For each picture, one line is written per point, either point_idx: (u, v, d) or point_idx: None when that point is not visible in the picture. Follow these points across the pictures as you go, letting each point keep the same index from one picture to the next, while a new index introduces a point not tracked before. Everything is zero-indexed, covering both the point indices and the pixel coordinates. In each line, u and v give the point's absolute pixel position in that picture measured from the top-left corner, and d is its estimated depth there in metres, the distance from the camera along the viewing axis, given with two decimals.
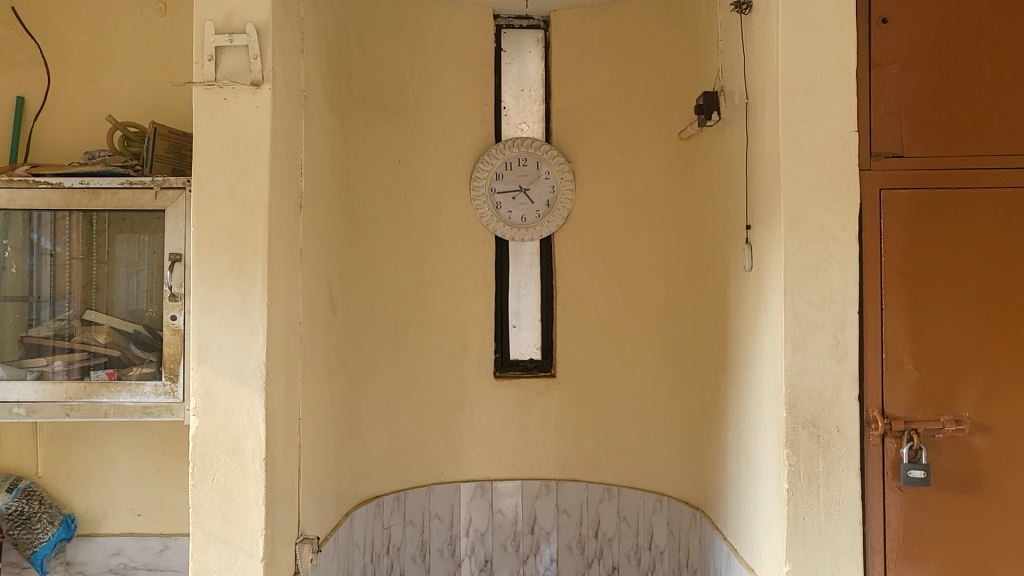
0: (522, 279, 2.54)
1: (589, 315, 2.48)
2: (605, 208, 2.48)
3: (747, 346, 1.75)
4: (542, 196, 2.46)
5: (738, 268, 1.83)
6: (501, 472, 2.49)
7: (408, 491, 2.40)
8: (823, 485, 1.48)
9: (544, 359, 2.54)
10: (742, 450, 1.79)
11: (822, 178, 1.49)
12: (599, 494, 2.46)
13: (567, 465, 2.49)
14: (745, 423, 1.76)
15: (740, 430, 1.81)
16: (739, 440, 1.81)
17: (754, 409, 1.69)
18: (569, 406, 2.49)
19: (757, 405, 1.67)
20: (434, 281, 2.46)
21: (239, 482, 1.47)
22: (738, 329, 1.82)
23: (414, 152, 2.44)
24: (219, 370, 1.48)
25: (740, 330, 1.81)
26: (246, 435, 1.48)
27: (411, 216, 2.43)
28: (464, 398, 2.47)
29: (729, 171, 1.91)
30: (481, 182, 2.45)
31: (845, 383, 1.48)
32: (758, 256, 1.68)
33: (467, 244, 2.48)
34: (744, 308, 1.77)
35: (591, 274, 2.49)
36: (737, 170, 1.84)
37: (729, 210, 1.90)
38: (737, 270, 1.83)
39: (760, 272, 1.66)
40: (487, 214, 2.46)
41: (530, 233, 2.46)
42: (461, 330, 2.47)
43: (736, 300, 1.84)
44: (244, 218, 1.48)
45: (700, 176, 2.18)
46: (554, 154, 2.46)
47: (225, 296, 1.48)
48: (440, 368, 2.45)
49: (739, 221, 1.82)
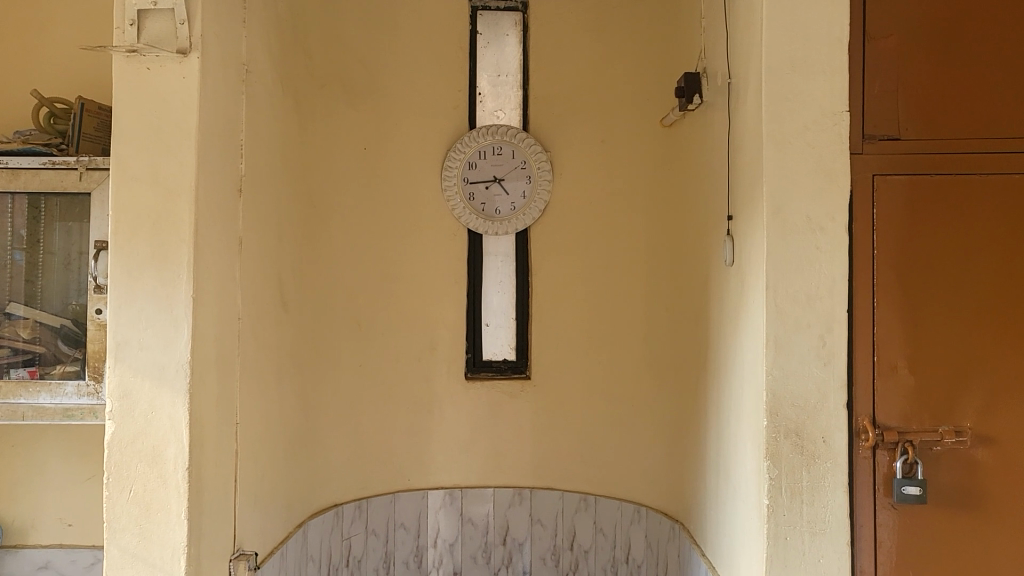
0: (496, 273, 2.35)
1: (567, 313, 2.32)
2: (584, 200, 2.32)
3: (727, 348, 1.61)
4: (517, 188, 2.31)
5: (720, 263, 1.68)
6: (470, 480, 2.33)
7: (370, 499, 2.26)
8: (807, 502, 1.34)
9: (519, 361, 2.35)
10: (721, 462, 1.65)
11: (809, 162, 1.35)
12: (575, 504, 2.30)
13: (543, 473, 2.33)
14: (725, 432, 1.62)
15: (720, 438, 1.67)
16: (718, 450, 1.67)
17: (733, 416, 1.55)
18: (543, 411, 2.33)
19: (737, 411, 1.52)
20: (400, 275, 2.31)
21: (158, 494, 1.33)
22: (718, 330, 1.68)
23: (380, 139, 2.30)
24: (138, 369, 1.33)
25: (721, 330, 1.66)
26: (167, 442, 1.33)
27: (375, 207, 2.29)
28: (432, 401, 2.32)
29: (711, 158, 1.77)
30: (453, 172, 2.30)
31: (832, 388, 1.34)
32: (740, 250, 1.53)
33: (437, 236, 2.33)
34: (725, 307, 1.62)
35: (569, 269, 2.33)
36: (719, 156, 1.69)
37: (711, 201, 1.75)
38: (718, 265, 1.68)
39: (741, 267, 1.52)
40: (459, 205, 2.30)
41: (504, 227, 2.30)
42: (429, 328, 2.32)
43: (717, 299, 1.69)
44: (168, 202, 1.34)
45: (683, 165, 2.04)
46: (530, 142, 2.30)
47: (146, 288, 1.34)
48: (407, 368, 2.31)
49: (721, 213, 1.67)
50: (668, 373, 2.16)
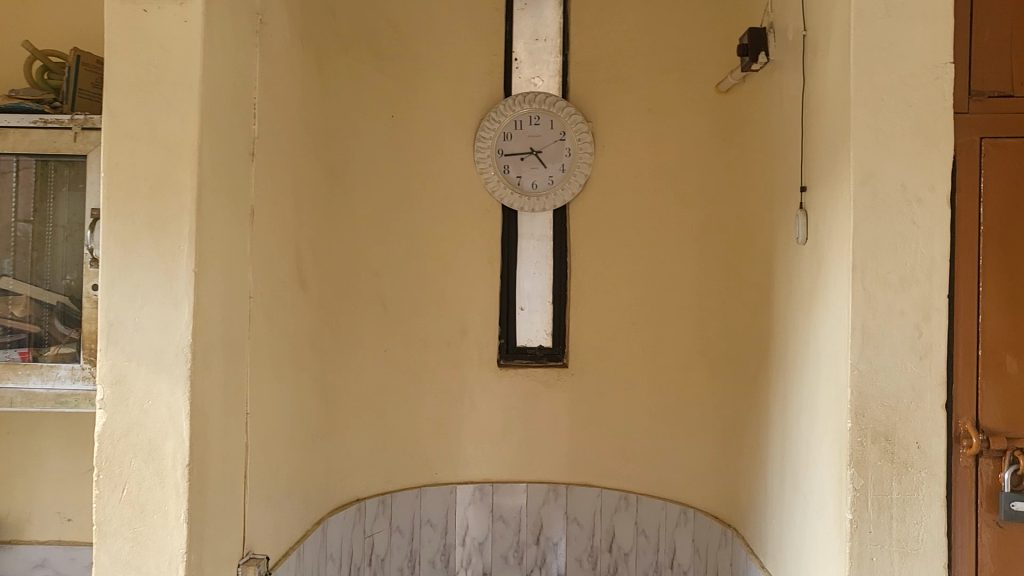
0: (533, 253, 2.16)
1: (609, 297, 2.14)
2: (629, 174, 2.14)
3: (798, 339, 1.42)
4: (555, 161, 2.13)
5: (789, 241, 1.49)
6: (502, 475, 2.17)
7: (395, 494, 2.10)
8: (898, 519, 1.16)
9: (555, 347, 2.16)
10: (789, 467, 1.47)
11: (905, 123, 1.16)
12: (615, 502, 2.12)
13: (580, 468, 2.16)
14: (794, 430, 1.44)
15: (787, 440, 1.49)
16: (785, 449, 1.49)
17: (806, 413, 1.37)
18: (582, 403, 2.15)
19: (810, 408, 1.35)
20: (430, 254, 2.14)
21: (155, 494, 1.17)
22: (787, 319, 1.49)
23: (409, 107, 2.13)
24: (133, 353, 1.18)
25: (789, 315, 1.48)
26: (165, 436, 1.17)
27: (403, 180, 2.12)
28: (462, 389, 2.16)
29: (780, 125, 1.57)
30: (486, 142, 2.13)
31: (929, 386, 1.16)
32: (817, 227, 1.35)
33: (469, 213, 2.16)
34: (796, 291, 1.44)
35: (612, 249, 2.14)
36: (791, 122, 1.50)
37: (779, 173, 1.56)
38: (787, 242, 1.50)
39: (820, 247, 1.33)
40: (493, 179, 2.13)
41: (541, 202, 2.12)
42: (459, 311, 2.15)
43: (785, 280, 1.51)
44: (167, 162, 1.17)
45: (744, 134, 1.85)
46: (570, 111, 2.12)
47: (142, 261, 1.17)
48: (436, 354, 2.14)
49: (791, 185, 1.48)
50: (723, 363, 1.98)
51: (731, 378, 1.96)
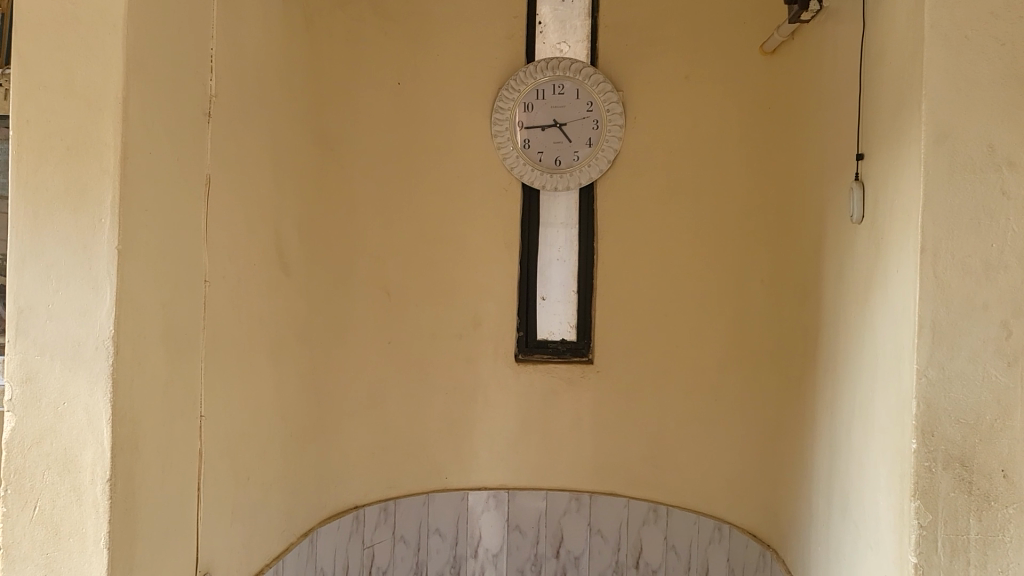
0: (555, 238, 1.97)
1: (639, 285, 1.91)
2: (663, 148, 1.90)
3: (851, 339, 1.18)
4: (581, 134, 1.91)
5: (844, 220, 1.25)
6: (518, 481, 1.96)
7: (399, 500, 1.91)
8: (976, 565, 0.92)
9: (580, 342, 1.97)
10: (838, 491, 1.23)
11: (993, 68, 0.92)
12: (643, 514, 1.90)
13: (604, 476, 1.94)
14: (844, 443, 1.21)
15: (837, 458, 1.25)
16: (835, 465, 1.26)
17: (860, 424, 1.13)
18: (607, 403, 1.93)
19: (865, 420, 1.11)
20: (439, 237, 1.93)
21: (70, 513, 0.99)
22: (839, 312, 1.25)
23: (417, 75, 1.92)
24: (45, 345, 0.99)
25: (841, 307, 1.24)
26: (82, 445, 0.98)
27: (410, 155, 1.92)
28: (474, 387, 1.95)
29: (834, 82, 1.32)
30: (504, 114, 1.92)
31: (1020, 400, 0.91)
32: (879, 201, 1.10)
33: (484, 191, 1.94)
34: (851, 280, 1.20)
35: (643, 232, 1.91)
36: (847, 77, 1.25)
37: (832, 140, 1.31)
38: (839, 221, 1.26)
39: (881, 226, 1.08)
40: (511, 154, 1.92)
41: (565, 181, 1.91)
42: (472, 300, 1.94)
43: (836, 264, 1.27)
44: (86, 116, 0.98)
45: (791, 99, 1.60)
46: (597, 79, 1.89)
47: (57, 235, 0.99)
48: (445, 347, 1.94)
49: (847, 153, 1.24)
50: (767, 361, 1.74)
51: (774, 379, 1.72)
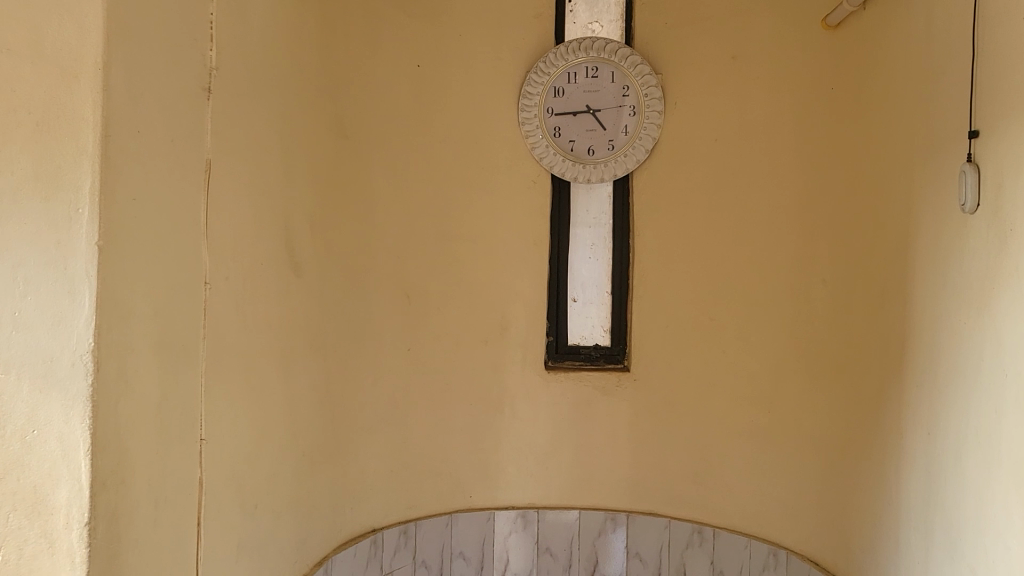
0: (587, 235, 1.80)
1: (681, 286, 1.74)
2: (709, 134, 1.73)
3: (972, 351, 1.02)
4: (616, 122, 1.75)
5: (953, 211, 1.08)
6: (549, 499, 1.79)
7: (420, 521, 1.73)
8: None
9: (615, 347, 1.80)
10: (955, 525, 1.07)
11: None
12: (687, 537, 1.73)
13: (644, 494, 1.77)
14: (967, 469, 1.04)
15: (953, 484, 1.08)
16: (948, 495, 1.09)
17: (998, 448, 0.96)
18: (647, 415, 1.76)
19: (1005, 444, 0.94)
20: (463, 233, 1.76)
21: (42, 564, 0.83)
22: (953, 317, 1.08)
23: (438, 56, 1.75)
24: (8, 361, 0.82)
25: (957, 309, 1.07)
26: (55, 481, 0.82)
27: (431, 144, 1.74)
28: (501, 398, 1.78)
29: (937, 53, 1.15)
30: (533, 99, 1.75)
31: None
32: (1013, 189, 0.93)
33: (512, 183, 1.77)
34: (972, 278, 1.03)
35: (687, 227, 1.74)
36: (958, 44, 1.08)
37: (935, 118, 1.14)
38: (951, 211, 1.09)
39: (1016, 222, 0.92)
40: (540, 143, 1.75)
41: (599, 172, 1.75)
42: (499, 302, 1.77)
43: (944, 262, 1.10)
44: (60, 85, 0.82)
45: (872, 80, 1.44)
46: (635, 60, 1.72)
47: (23, 229, 0.82)
48: (471, 355, 1.77)
49: (959, 134, 1.06)
50: (840, 368, 1.57)
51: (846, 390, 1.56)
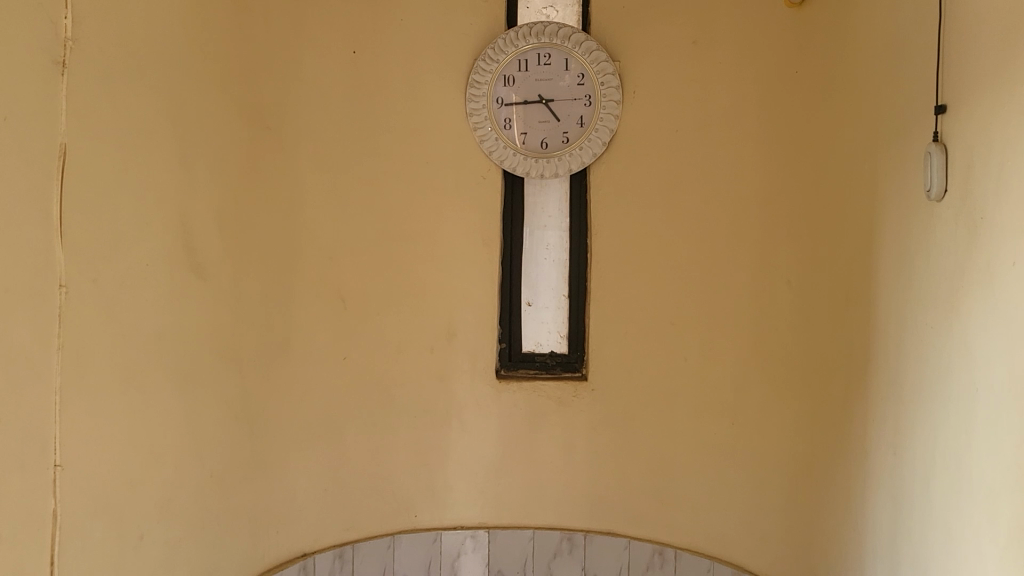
0: (543, 234, 1.68)
1: (641, 288, 1.60)
2: (669, 124, 1.58)
3: (942, 362, 0.89)
4: (571, 113, 1.61)
5: (923, 201, 0.94)
6: (500, 518, 1.65)
7: (358, 544, 1.59)
8: None
9: (571, 354, 1.68)
10: (924, 559, 0.94)
11: None
12: (648, 558, 1.59)
13: (602, 512, 1.63)
14: (938, 498, 0.90)
15: (921, 514, 0.94)
16: (920, 527, 0.95)
17: (972, 477, 0.83)
18: (605, 427, 1.62)
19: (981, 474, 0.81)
20: (404, 231, 1.61)
21: None
22: (921, 323, 0.94)
23: (376, 39, 1.60)
24: None
25: (927, 314, 0.93)
26: None
27: (369, 135, 1.59)
28: (447, 410, 1.64)
29: (907, 22, 1.01)
30: (481, 88, 1.61)
31: None
32: (986, 174, 0.80)
33: (458, 177, 1.63)
34: (941, 278, 0.89)
35: (646, 225, 1.59)
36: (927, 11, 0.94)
37: (903, 96, 1.00)
38: (920, 202, 0.95)
39: (990, 212, 0.79)
40: (489, 136, 1.61)
41: (553, 167, 1.61)
42: (444, 307, 1.63)
43: (914, 259, 0.96)
44: None
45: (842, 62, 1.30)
46: (590, 45, 1.59)
47: None
48: (413, 365, 1.62)
49: (927, 112, 0.93)
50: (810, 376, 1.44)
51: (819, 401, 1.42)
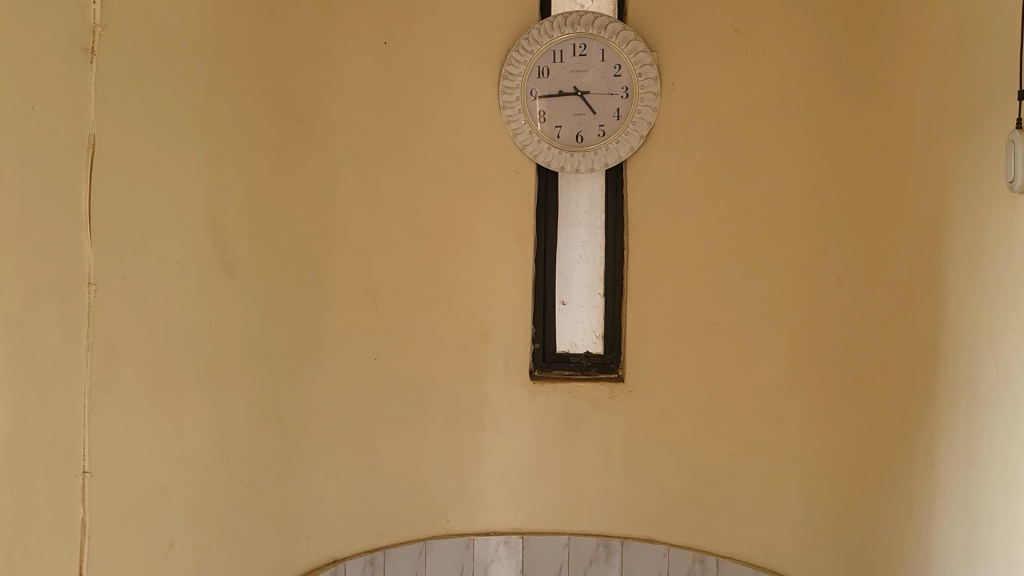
0: (577, 230, 1.63)
1: (681, 286, 1.54)
2: (710, 116, 1.52)
3: None
4: (607, 105, 1.56)
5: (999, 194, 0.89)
6: (535, 523, 1.60)
7: (389, 550, 1.54)
8: None
9: (607, 355, 1.63)
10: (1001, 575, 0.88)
11: None
12: (689, 566, 1.54)
13: (640, 518, 1.57)
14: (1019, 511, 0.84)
15: (997, 527, 0.89)
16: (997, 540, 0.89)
17: None
18: (644, 430, 1.57)
19: None
20: (436, 227, 1.56)
21: None
22: (998, 323, 0.89)
23: (407, 29, 1.55)
24: None
25: (1005, 313, 0.87)
26: None
27: (400, 129, 1.55)
28: (480, 412, 1.59)
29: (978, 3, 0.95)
30: (515, 80, 1.56)
31: None
32: None
33: (492, 172, 1.58)
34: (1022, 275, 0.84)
35: (687, 220, 1.54)
36: None
37: (977, 83, 0.94)
38: (996, 194, 0.89)
39: None
40: (523, 129, 1.56)
41: (588, 161, 1.56)
42: (478, 306, 1.58)
43: (990, 256, 0.90)
44: None
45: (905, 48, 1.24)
46: (627, 35, 1.53)
47: None
48: (445, 365, 1.57)
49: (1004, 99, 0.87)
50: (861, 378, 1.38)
51: (872, 405, 1.36)
